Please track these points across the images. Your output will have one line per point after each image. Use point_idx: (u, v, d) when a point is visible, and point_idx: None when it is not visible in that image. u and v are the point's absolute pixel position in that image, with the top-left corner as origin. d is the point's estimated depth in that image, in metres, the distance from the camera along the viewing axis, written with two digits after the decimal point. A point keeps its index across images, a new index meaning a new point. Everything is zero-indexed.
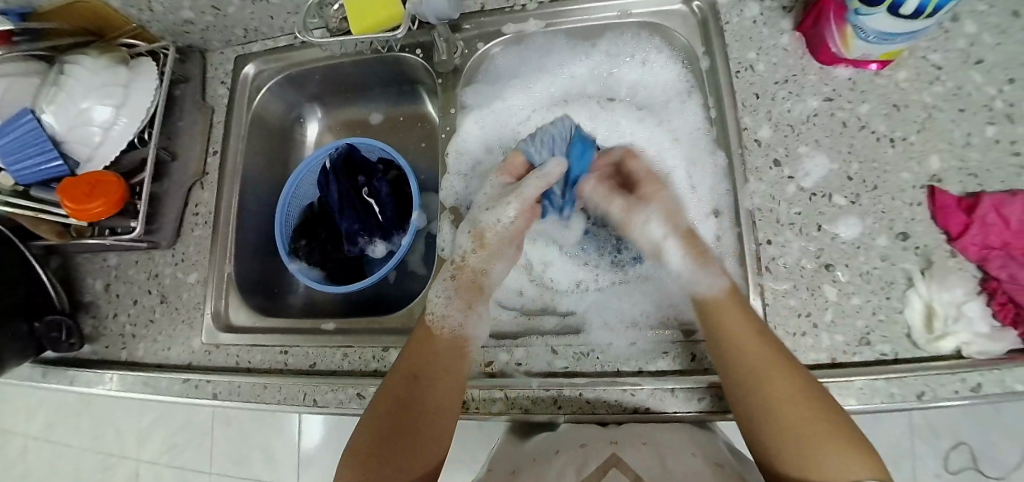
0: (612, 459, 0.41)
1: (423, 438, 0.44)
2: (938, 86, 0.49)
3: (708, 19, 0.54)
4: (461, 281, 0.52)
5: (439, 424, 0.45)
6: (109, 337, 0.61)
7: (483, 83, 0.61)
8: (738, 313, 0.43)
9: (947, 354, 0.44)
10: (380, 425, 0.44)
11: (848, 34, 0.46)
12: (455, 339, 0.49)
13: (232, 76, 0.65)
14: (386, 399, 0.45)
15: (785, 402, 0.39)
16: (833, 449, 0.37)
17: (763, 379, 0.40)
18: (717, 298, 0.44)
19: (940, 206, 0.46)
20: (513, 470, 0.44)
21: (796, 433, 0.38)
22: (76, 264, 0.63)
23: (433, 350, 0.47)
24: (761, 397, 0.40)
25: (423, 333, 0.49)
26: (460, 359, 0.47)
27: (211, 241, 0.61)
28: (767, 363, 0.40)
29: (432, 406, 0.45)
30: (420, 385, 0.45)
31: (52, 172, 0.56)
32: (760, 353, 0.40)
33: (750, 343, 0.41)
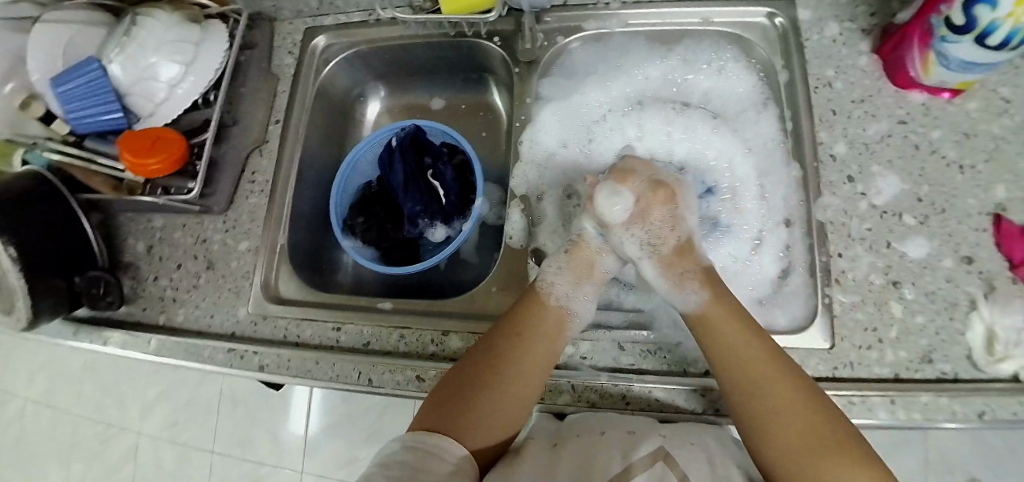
0: (660, 451, 0.38)
1: (511, 398, 0.43)
2: (1008, 119, 0.51)
3: (789, 33, 0.55)
4: (575, 259, 0.50)
5: (525, 389, 0.43)
6: (147, 300, 0.59)
7: (558, 77, 0.61)
8: (737, 315, 0.43)
9: (1001, 377, 0.45)
10: (471, 370, 0.44)
11: (930, 60, 0.48)
12: (563, 312, 0.47)
13: (300, 47, 0.64)
14: (483, 348, 0.45)
15: (782, 417, 0.38)
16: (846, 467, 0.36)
17: (750, 387, 0.40)
18: (704, 306, 0.44)
19: (1006, 235, 0.48)
20: (554, 442, 0.43)
21: (806, 450, 0.37)
22: (119, 223, 0.61)
23: (542, 318, 0.47)
24: (761, 408, 0.39)
25: (534, 296, 0.48)
26: (561, 333, 0.46)
27: (265, 211, 0.60)
28: (761, 373, 0.40)
29: (524, 368, 0.44)
30: (518, 344, 0.45)
31: (110, 124, 0.54)
32: (750, 350, 0.41)
33: (744, 351, 0.41)
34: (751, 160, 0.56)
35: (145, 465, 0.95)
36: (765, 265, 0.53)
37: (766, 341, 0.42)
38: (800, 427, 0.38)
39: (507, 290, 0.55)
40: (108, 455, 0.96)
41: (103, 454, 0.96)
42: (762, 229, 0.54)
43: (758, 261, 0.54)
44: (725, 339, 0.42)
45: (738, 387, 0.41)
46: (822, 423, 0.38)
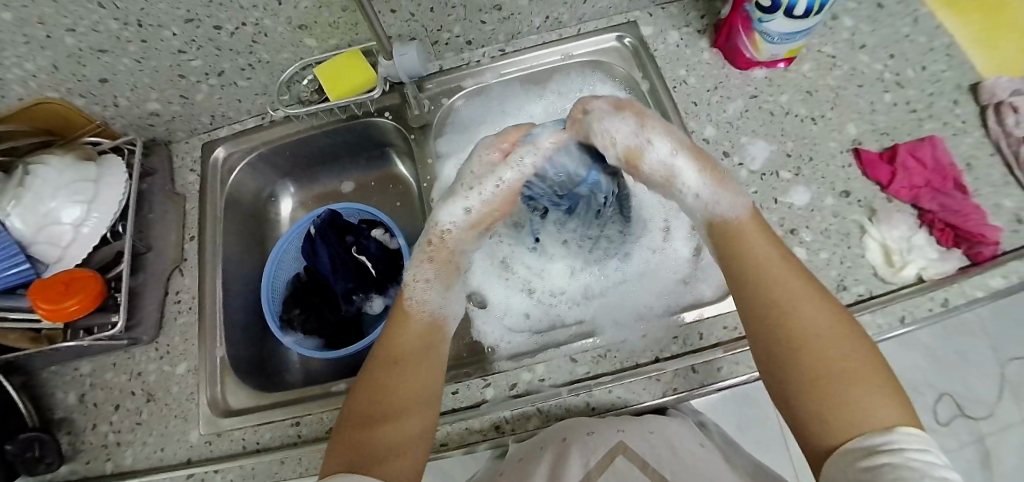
0: (619, 445, 0.43)
1: (408, 431, 0.40)
2: (837, 70, 0.59)
3: (640, 49, 0.63)
4: (438, 257, 0.48)
5: (422, 416, 0.42)
6: (90, 452, 0.54)
7: (452, 133, 0.66)
8: (764, 238, 0.42)
9: (911, 281, 0.49)
10: (362, 417, 0.41)
11: (756, 40, 0.56)
12: (429, 323, 0.46)
13: (201, 163, 0.67)
14: (368, 388, 0.42)
15: (813, 338, 0.36)
16: (867, 388, 0.33)
17: (780, 302, 0.38)
18: (739, 222, 0.43)
19: (867, 162, 0.54)
20: (520, 457, 0.46)
21: (835, 365, 0.35)
22: (41, 380, 0.57)
23: (405, 325, 0.45)
24: (791, 325, 0.37)
25: (396, 316, 0.46)
26: (437, 349, 0.45)
27: (197, 326, 0.59)
28: (795, 293, 0.38)
29: (410, 394, 0.42)
30: (395, 371, 0.43)
31: (17, 278, 0.52)
32: (785, 269, 0.40)
33: (767, 257, 0.40)
34: None
35: None
36: (678, 248, 0.57)
37: (804, 274, 0.40)
38: (829, 345, 0.36)
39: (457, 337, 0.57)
40: None
41: None
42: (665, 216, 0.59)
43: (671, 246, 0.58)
44: (745, 262, 0.41)
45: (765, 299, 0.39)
46: (847, 345, 0.36)
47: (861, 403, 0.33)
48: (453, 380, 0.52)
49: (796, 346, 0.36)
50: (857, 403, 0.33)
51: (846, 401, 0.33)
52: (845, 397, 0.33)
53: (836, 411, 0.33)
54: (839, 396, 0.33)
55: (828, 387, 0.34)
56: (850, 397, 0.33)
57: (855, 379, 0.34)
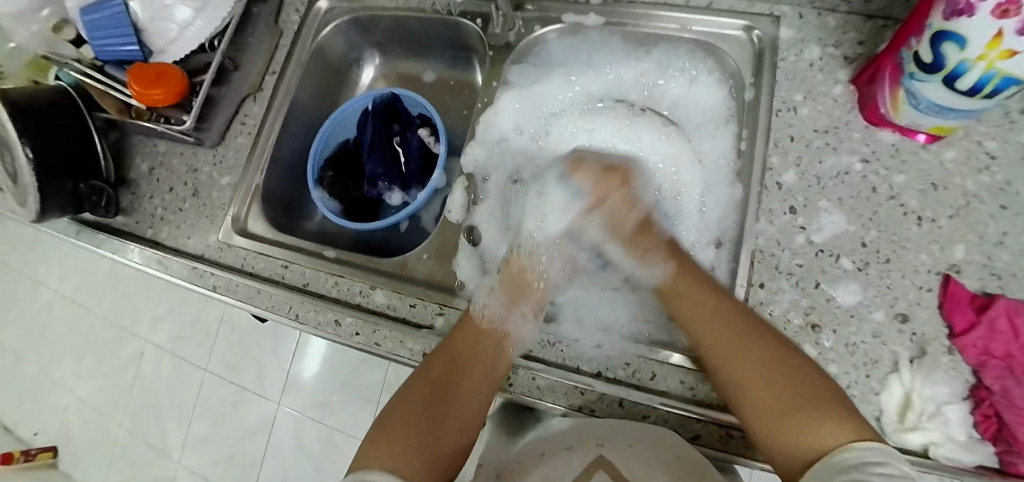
0: (598, 460, 0.44)
1: (452, 426, 0.45)
2: (985, 176, 0.46)
3: (766, 50, 0.53)
4: (510, 281, 0.54)
5: (464, 412, 0.46)
6: (141, 215, 0.67)
7: (530, 66, 0.63)
8: (692, 283, 0.47)
9: (912, 449, 0.42)
10: (404, 407, 0.45)
11: (899, 98, 0.45)
12: (501, 338, 0.50)
13: (305, 6, 0.70)
14: (416, 381, 0.47)
15: (754, 373, 0.40)
16: (812, 412, 0.35)
17: (723, 352, 0.42)
18: (671, 284, 0.48)
19: (951, 298, 0.44)
20: (545, 449, 0.48)
21: (776, 400, 0.38)
22: (130, 143, 0.70)
23: (479, 341, 0.49)
24: (736, 368, 0.41)
25: (467, 323, 0.50)
26: (501, 359, 0.48)
27: (248, 152, 0.67)
28: (733, 345, 0.41)
29: (466, 396, 0.47)
30: (460, 372, 0.47)
31: (128, 55, 0.62)
32: (721, 319, 0.43)
33: (710, 307, 0.44)
34: (698, 172, 0.56)
35: (150, 370, 1.12)
36: None
37: (732, 309, 0.43)
38: (768, 383, 0.39)
39: (438, 257, 0.58)
40: (119, 354, 1.15)
41: (119, 352, 1.15)
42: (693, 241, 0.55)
43: None
44: (693, 323, 0.45)
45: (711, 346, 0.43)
46: (785, 378, 0.38)
47: (811, 434, 0.35)
48: (414, 295, 0.54)
49: (743, 383, 0.40)
50: (811, 433, 0.35)
51: (797, 431, 0.36)
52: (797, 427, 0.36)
53: (789, 442, 0.36)
54: (790, 434, 0.36)
55: (778, 422, 0.37)
56: (801, 426, 0.35)
57: (798, 412, 0.36)
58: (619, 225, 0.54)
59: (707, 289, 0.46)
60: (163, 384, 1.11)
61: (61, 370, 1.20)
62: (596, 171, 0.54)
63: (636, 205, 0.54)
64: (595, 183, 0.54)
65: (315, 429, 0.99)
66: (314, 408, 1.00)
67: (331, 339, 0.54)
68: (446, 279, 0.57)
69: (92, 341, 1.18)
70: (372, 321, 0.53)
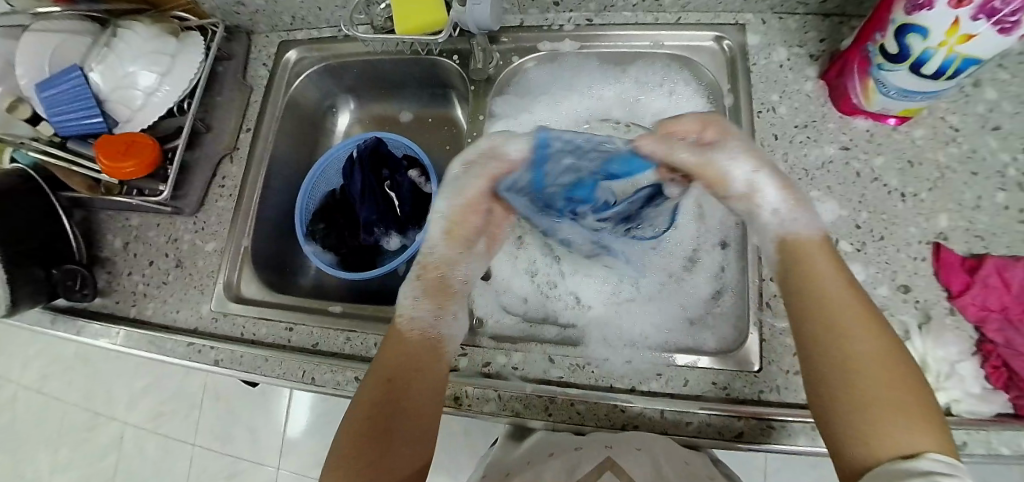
0: (607, 462, 0.40)
1: (403, 446, 0.43)
2: (953, 148, 0.51)
3: (737, 57, 0.57)
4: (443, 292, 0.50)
5: (412, 429, 0.44)
6: (120, 294, 0.63)
7: (513, 95, 0.64)
8: (824, 255, 0.42)
9: (936, 410, 0.44)
10: (348, 443, 0.42)
11: (869, 87, 0.48)
12: (428, 345, 0.47)
13: (275, 59, 0.69)
14: (354, 414, 0.43)
15: (860, 362, 0.36)
16: (903, 415, 0.34)
17: (834, 313, 0.38)
18: (810, 241, 0.43)
19: (944, 264, 0.47)
20: (551, 452, 0.44)
21: (870, 396, 0.35)
22: (99, 218, 0.67)
23: (404, 348, 0.46)
24: (838, 343, 0.37)
25: (393, 337, 0.47)
26: (437, 368, 0.46)
27: (232, 214, 0.64)
28: (846, 310, 0.38)
29: (409, 412, 0.44)
30: (401, 392, 0.44)
31: (92, 128, 0.59)
32: (844, 297, 0.39)
33: (837, 290, 0.39)
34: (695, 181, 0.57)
35: (131, 454, 1.04)
36: (697, 285, 0.54)
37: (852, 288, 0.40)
38: (877, 374, 0.35)
39: None
40: (94, 442, 1.06)
41: (94, 440, 1.06)
42: (697, 247, 0.55)
43: (691, 280, 0.54)
44: (806, 293, 0.40)
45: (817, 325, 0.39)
46: (891, 378, 0.35)
47: (890, 433, 0.33)
48: None
49: (840, 363, 0.36)
50: (892, 436, 0.33)
51: (880, 433, 0.33)
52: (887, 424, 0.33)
53: (869, 438, 0.34)
54: (878, 432, 0.33)
55: (868, 414, 0.34)
56: (885, 431, 0.33)
57: (893, 408, 0.34)
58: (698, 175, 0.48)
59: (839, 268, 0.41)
60: (148, 467, 1.03)
61: (27, 468, 1.10)
62: (696, 121, 0.47)
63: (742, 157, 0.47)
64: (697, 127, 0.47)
65: None
66: (320, 465, 0.94)
67: (353, 397, 0.52)
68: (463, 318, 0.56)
69: (61, 434, 1.08)
70: None
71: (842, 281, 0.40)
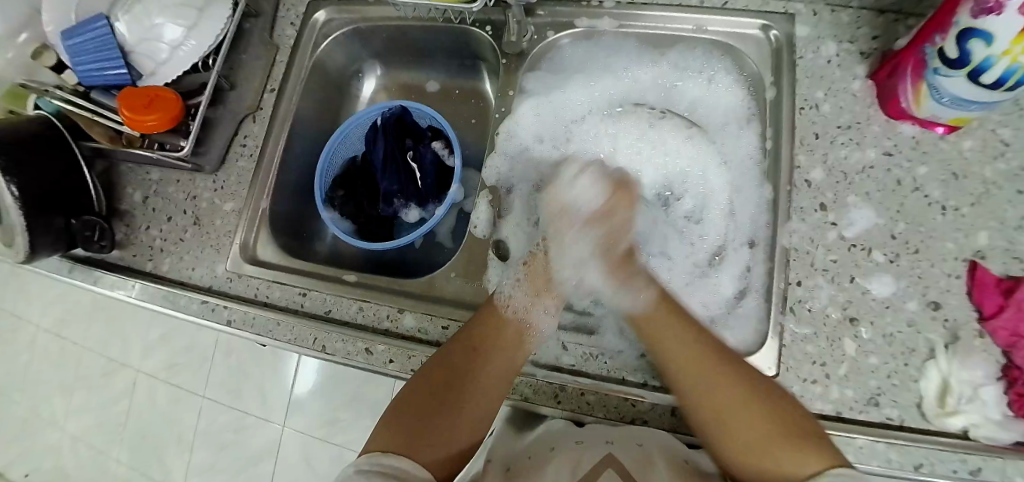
0: (607, 458, 0.41)
1: (470, 415, 0.44)
2: (1002, 163, 0.48)
3: (783, 49, 0.54)
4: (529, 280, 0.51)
5: (481, 401, 0.45)
6: (138, 248, 0.64)
7: (545, 72, 0.62)
8: (670, 318, 0.46)
9: (954, 432, 0.43)
10: (422, 393, 0.45)
11: (921, 91, 0.46)
12: (521, 328, 0.48)
13: (302, 19, 0.67)
14: (434, 367, 0.46)
15: (725, 406, 0.41)
16: (778, 446, 0.37)
17: (680, 371, 0.43)
18: (645, 313, 0.47)
19: (978, 284, 0.46)
20: (553, 446, 0.44)
21: (747, 436, 0.39)
22: (121, 171, 0.67)
23: (500, 328, 0.48)
24: (698, 397, 0.42)
25: (489, 311, 0.49)
26: (518, 351, 0.47)
27: (251, 175, 0.63)
28: (680, 355, 0.44)
29: (483, 387, 0.45)
30: (478, 362, 0.46)
31: (114, 80, 0.58)
32: (690, 344, 0.44)
33: (687, 349, 0.43)
34: (725, 174, 0.57)
35: (140, 401, 1.07)
36: (723, 281, 0.53)
37: (700, 339, 0.44)
38: (741, 421, 0.40)
39: (466, 276, 0.57)
40: (107, 387, 1.09)
41: (106, 384, 1.09)
42: (725, 244, 0.55)
43: (716, 277, 0.54)
44: (659, 347, 0.45)
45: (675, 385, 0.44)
46: (752, 408, 0.40)
47: (777, 466, 0.37)
48: (447, 316, 0.53)
49: (710, 415, 0.42)
50: (780, 461, 0.37)
51: (773, 458, 0.37)
52: (773, 454, 0.37)
53: (766, 465, 0.38)
54: (769, 465, 0.37)
55: (751, 456, 0.39)
56: (781, 460, 0.37)
57: (772, 437, 0.38)
58: (612, 241, 0.51)
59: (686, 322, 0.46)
60: (156, 415, 1.05)
61: (43, 406, 1.14)
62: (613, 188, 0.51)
63: (628, 234, 0.51)
64: (603, 190, 0.51)
65: (324, 451, 0.95)
66: (323, 427, 0.96)
67: (363, 368, 0.53)
68: (477, 297, 0.55)
69: (75, 376, 1.11)
70: (406, 347, 0.51)
71: (683, 330, 0.45)
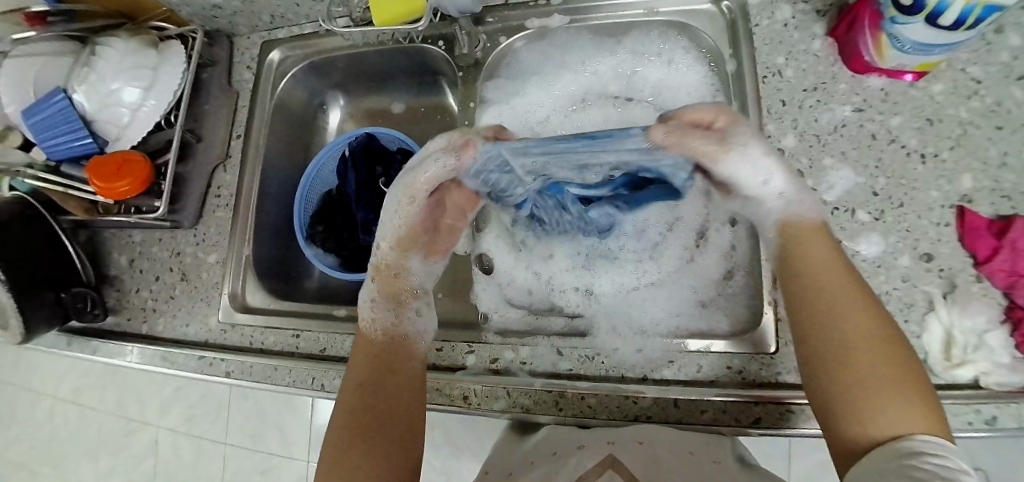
0: (609, 457, 0.40)
1: (388, 439, 0.43)
2: (976, 102, 0.47)
3: (738, 19, 0.53)
4: (387, 289, 0.51)
5: (400, 415, 0.44)
6: (131, 311, 0.64)
7: (503, 78, 0.61)
8: (825, 244, 0.41)
9: (965, 382, 0.42)
10: (340, 444, 0.42)
11: (882, 43, 0.45)
12: (394, 341, 0.49)
13: (258, 61, 0.67)
14: (340, 414, 0.44)
15: (857, 346, 0.36)
16: (905, 399, 0.33)
17: (829, 298, 0.38)
18: (801, 224, 0.42)
19: (969, 229, 0.44)
20: (554, 451, 0.44)
21: (870, 368, 0.35)
22: (103, 238, 0.67)
23: (367, 349, 0.48)
24: (836, 329, 0.37)
25: (360, 342, 0.49)
26: (406, 357, 0.48)
27: (230, 223, 0.63)
28: (837, 286, 0.39)
29: (390, 401, 0.44)
30: (366, 385, 0.45)
31: (81, 150, 0.59)
32: (846, 274, 0.39)
33: (835, 274, 0.39)
34: None
35: (164, 457, 1.07)
36: (709, 265, 0.52)
37: (853, 272, 0.40)
38: (868, 354, 0.36)
39: None
40: (129, 448, 1.09)
41: (128, 445, 1.10)
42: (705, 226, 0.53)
43: (702, 260, 0.52)
44: (806, 266, 0.40)
45: (805, 301, 0.39)
46: (885, 357, 0.35)
47: (891, 415, 0.33)
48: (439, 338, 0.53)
49: (837, 347, 0.37)
50: (889, 416, 0.33)
51: (884, 411, 0.34)
52: (884, 400, 0.34)
53: (863, 420, 0.34)
54: (879, 412, 0.34)
55: (864, 394, 0.34)
56: (890, 406, 0.33)
57: (888, 389, 0.34)
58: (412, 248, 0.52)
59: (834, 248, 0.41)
60: (181, 468, 1.06)
61: (73, 473, 1.15)
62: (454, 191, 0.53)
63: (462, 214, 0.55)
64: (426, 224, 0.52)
65: None
66: None
67: None
68: None
69: (98, 441, 1.12)
70: None
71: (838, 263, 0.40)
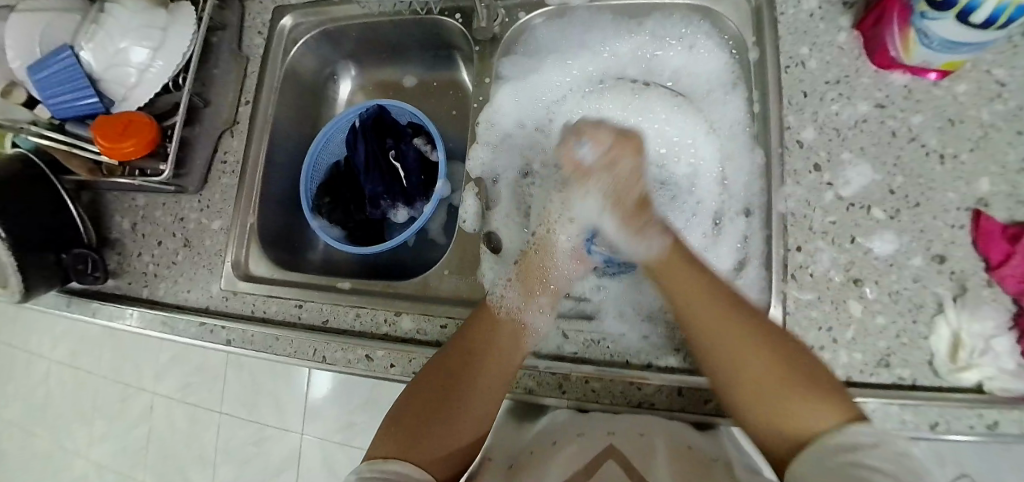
0: (608, 448, 0.40)
1: (464, 416, 0.42)
2: (999, 104, 0.47)
3: (763, 7, 0.52)
4: (518, 277, 0.51)
5: (481, 401, 0.44)
6: (132, 275, 0.64)
7: (520, 56, 0.61)
8: (678, 269, 0.45)
9: (968, 385, 0.42)
10: (413, 403, 0.43)
11: (910, 38, 0.44)
12: (516, 329, 0.48)
13: (269, 27, 0.66)
14: (429, 375, 0.45)
15: (759, 358, 0.39)
16: (809, 396, 0.35)
17: (712, 325, 0.42)
18: (659, 260, 0.46)
19: (983, 233, 0.44)
20: (554, 440, 0.43)
21: (767, 377, 0.38)
22: (105, 200, 0.66)
23: (499, 331, 0.47)
24: (739, 350, 0.40)
25: (483, 316, 0.48)
26: (516, 348, 0.47)
27: (236, 190, 0.63)
28: (705, 307, 0.42)
29: (477, 383, 0.44)
30: (475, 361, 0.45)
31: (86, 109, 0.57)
32: (707, 295, 0.43)
33: (698, 298, 0.43)
34: (713, 142, 0.55)
35: (158, 424, 1.07)
36: (721, 255, 0.53)
37: (721, 290, 0.43)
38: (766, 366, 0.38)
39: (460, 273, 0.56)
40: (124, 414, 1.09)
41: (123, 411, 1.10)
42: (721, 217, 0.54)
43: (714, 251, 0.53)
44: (678, 302, 0.44)
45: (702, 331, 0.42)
46: (779, 361, 0.38)
47: (800, 412, 0.35)
48: (444, 314, 0.52)
49: (742, 366, 0.39)
50: (798, 412, 0.35)
51: (795, 411, 0.35)
52: (791, 400, 0.36)
53: (779, 422, 0.36)
54: (792, 409, 0.36)
55: (778, 401, 0.37)
56: (799, 407, 0.35)
57: (790, 390, 0.36)
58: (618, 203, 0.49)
59: (690, 270, 0.45)
60: (176, 436, 1.06)
61: (67, 436, 1.15)
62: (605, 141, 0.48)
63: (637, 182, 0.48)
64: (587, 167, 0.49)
65: (346, 455, 0.95)
66: (342, 433, 0.95)
67: (365, 375, 0.52)
68: (473, 292, 0.55)
69: (93, 405, 1.12)
70: (406, 351, 0.51)
71: (694, 288, 0.43)
